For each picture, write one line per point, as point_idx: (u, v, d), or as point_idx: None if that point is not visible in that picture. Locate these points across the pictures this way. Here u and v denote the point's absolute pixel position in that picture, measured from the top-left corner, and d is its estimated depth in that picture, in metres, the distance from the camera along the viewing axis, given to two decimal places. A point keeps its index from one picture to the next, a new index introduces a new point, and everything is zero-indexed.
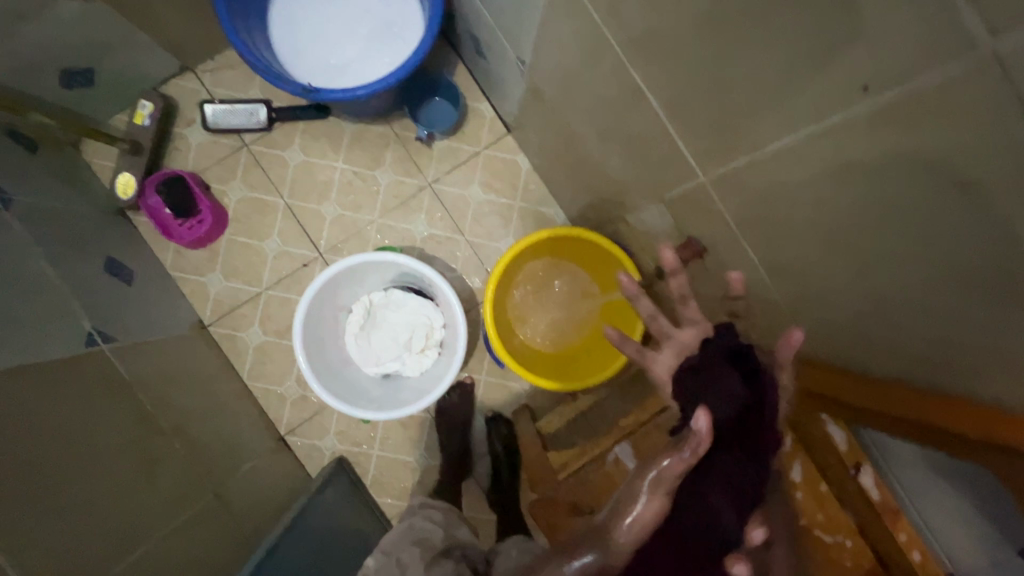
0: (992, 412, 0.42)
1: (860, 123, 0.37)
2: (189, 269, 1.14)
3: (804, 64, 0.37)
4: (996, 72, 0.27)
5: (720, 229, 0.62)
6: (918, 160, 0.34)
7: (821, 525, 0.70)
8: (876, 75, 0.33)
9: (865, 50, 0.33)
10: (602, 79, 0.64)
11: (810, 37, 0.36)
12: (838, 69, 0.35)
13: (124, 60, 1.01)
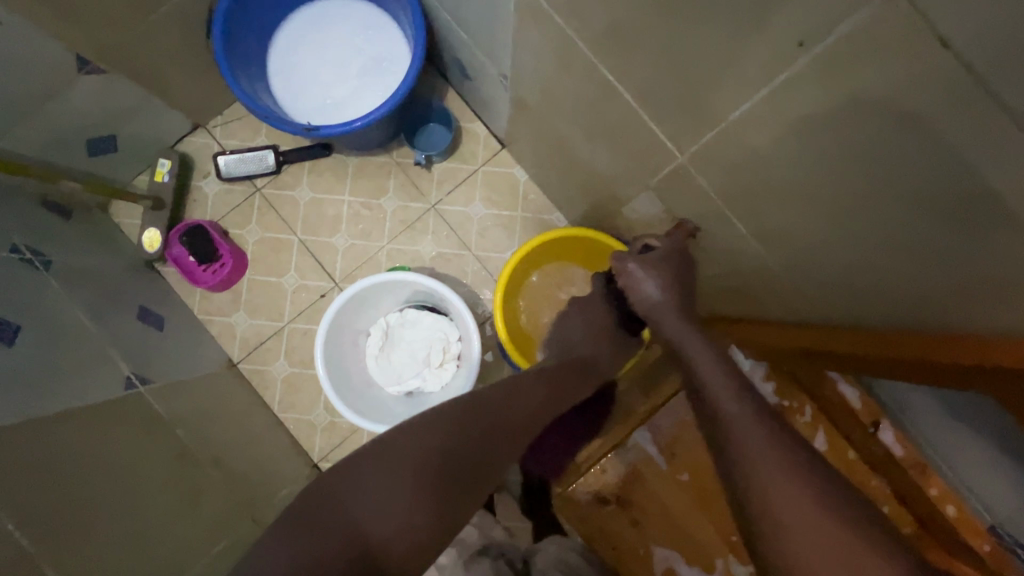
0: (982, 337, 0.43)
1: (805, 76, 0.39)
2: (215, 312, 1.20)
3: (743, 32, 0.40)
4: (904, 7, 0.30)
5: (707, 205, 0.63)
6: (866, 101, 0.36)
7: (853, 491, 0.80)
8: (807, 29, 0.35)
9: (793, 8, 0.35)
10: (575, 79, 0.68)
11: (742, 6, 0.38)
12: (774, 30, 0.38)
13: (141, 125, 1.10)
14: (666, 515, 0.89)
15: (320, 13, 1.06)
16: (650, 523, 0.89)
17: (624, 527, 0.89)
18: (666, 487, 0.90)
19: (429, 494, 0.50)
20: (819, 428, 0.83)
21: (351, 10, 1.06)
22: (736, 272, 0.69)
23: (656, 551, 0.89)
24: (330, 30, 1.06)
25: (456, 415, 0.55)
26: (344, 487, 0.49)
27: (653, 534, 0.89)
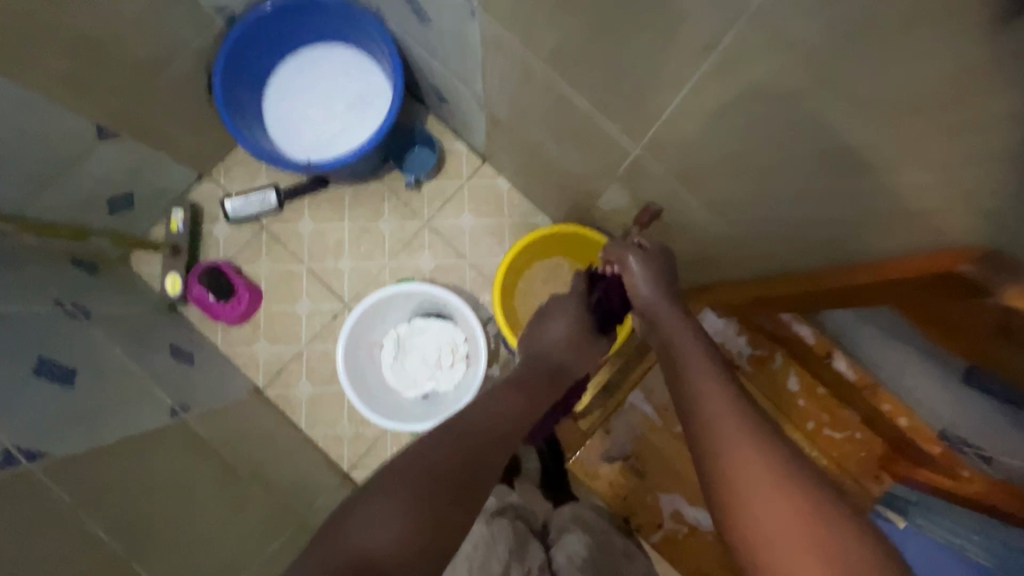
0: (873, 262, 0.52)
1: (708, 78, 0.49)
2: (236, 343, 1.28)
3: (657, 49, 0.51)
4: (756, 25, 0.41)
5: (663, 188, 0.74)
6: (753, 93, 0.47)
7: (826, 422, 0.91)
8: (699, 44, 0.46)
9: (685, 31, 0.46)
10: (540, 94, 0.78)
11: (652, 31, 0.49)
12: (678, 46, 0.48)
13: (153, 181, 1.20)
14: (667, 464, 0.99)
15: (306, 60, 1.17)
16: (654, 473, 0.98)
17: (631, 481, 0.99)
18: (664, 439, 0.99)
19: (432, 506, 0.50)
20: (791, 370, 0.93)
21: (333, 54, 1.17)
22: (698, 242, 0.79)
23: (661, 498, 0.98)
24: (316, 74, 1.17)
25: (450, 436, 0.58)
26: (356, 511, 0.49)
27: (658, 483, 0.98)
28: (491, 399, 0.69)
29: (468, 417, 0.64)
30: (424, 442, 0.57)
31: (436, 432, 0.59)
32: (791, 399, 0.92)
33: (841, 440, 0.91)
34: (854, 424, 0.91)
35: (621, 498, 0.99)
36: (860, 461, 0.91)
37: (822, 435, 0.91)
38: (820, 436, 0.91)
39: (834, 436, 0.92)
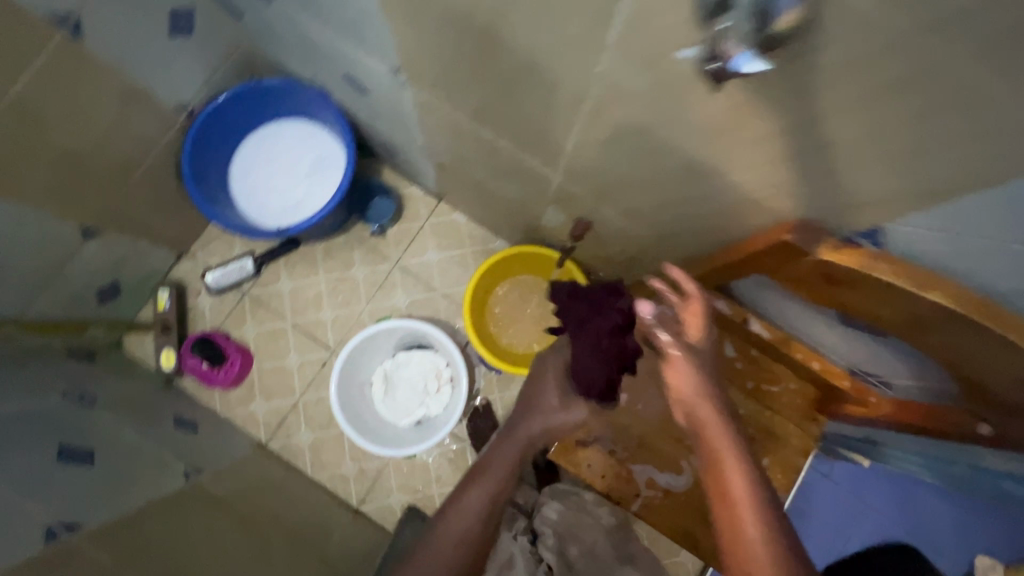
0: (741, 243, 0.64)
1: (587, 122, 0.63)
2: (235, 405, 1.36)
3: (546, 104, 0.64)
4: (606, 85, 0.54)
5: (587, 205, 0.87)
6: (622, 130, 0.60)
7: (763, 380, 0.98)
8: (573, 100, 0.60)
9: (561, 91, 0.60)
10: (471, 142, 0.91)
11: (538, 93, 0.62)
12: (560, 102, 0.62)
13: (136, 268, 1.29)
14: (637, 440, 1.06)
15: (263, 139, 1.29)
16: (626, 450, 1.06)
17: (605, 460, 1.07)
18: (631, 419, 1.05)
19: None
20: (724, 339, 0.97)
21: (288, 126, 1.29)
22: (626, 245, 0.92)
23: (635, 467, 1.06)
24: (275, 149, 1.29)
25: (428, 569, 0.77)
26: None
27: (629, 456, 1.06)
28: (464, 505, 0.81)
29: (440, 538, 0.79)
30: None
31: (417, 560, 0.78)
32: (730, 364, 0.98)
33: (779, 391, 0.98)
34: (787, 376, 0.98)
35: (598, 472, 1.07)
36: (793, 405, 0.99)
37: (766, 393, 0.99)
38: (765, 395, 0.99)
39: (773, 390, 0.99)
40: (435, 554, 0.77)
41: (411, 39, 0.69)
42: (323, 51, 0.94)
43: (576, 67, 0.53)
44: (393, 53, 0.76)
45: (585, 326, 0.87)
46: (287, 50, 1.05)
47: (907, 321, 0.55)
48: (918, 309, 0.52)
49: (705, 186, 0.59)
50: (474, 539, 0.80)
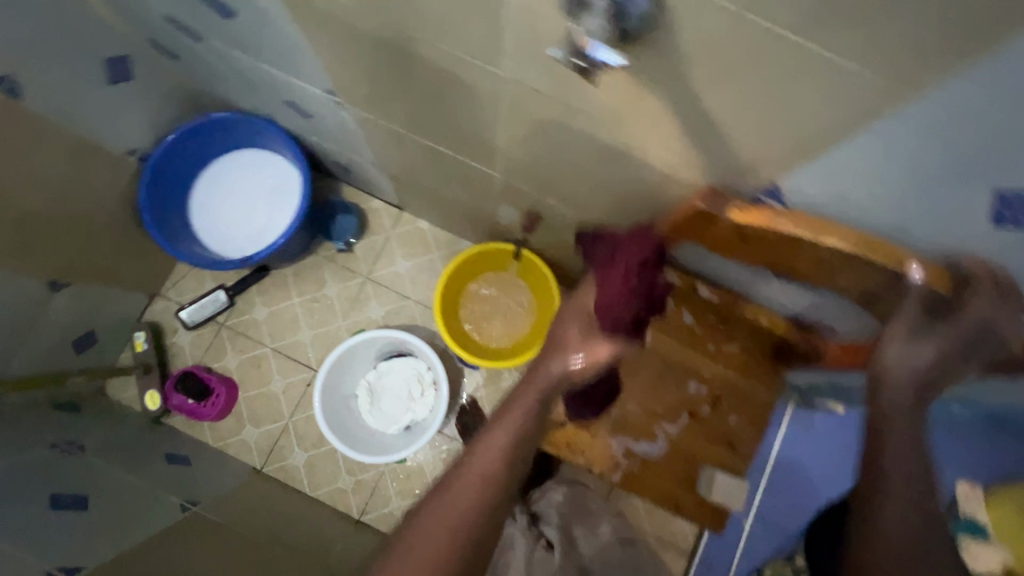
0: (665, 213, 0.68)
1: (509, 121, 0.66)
2: (226, 435, 1.38)
3: (469, 108, 0.67)
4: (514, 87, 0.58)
5: (532, 198, 0.91)
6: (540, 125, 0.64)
7: (721, 341, 1.00)
8: (491, 102, 0.63)
9: (478, 96, 0.63)
10: (414, 151, 0.95)
11: (460, 99, 0.66)
12: (480, 105, 0.65)
13: (110, 315, 1.30)
14: (611, 415, 1.02)
15: (218, 170, 1.30)
16: (601, 427, 1.03)
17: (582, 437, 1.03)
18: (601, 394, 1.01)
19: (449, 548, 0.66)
20: (680, 307, 1.00)
21: (239, 157, 1.31)
22: (576, 231, 0.96)
23: (612, 442, 1.03)
24: (230, 179, 1.31)
25: (446, 517, 0.67)
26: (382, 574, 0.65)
27: (602, 430, 1.03)
28: (483, 454, 0.71)
29: (458, 482, 0.70)
30: (425, 528, 0.67)
31: (433, 511, 0.68)
32: (688, 330, 1.00)
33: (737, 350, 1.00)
34: (744, 334, 1.00)
35: (574, 453, 1.04)
36: (754, 364, 1.00)
37: (722, 351, 1.00)
38: (721, 353, 1.00)
39: (732, 349, 1.00)
40: (455, 497, 0.68)
41: (337, 60, 0.72)
42: (262, 81, 0.97)
43: (488, 71, 0.57)
44: (324, 75, 0.79)
45: (612, 264, 0.73)
46: (228, 83, 1.08)
47: (817, 266, 0.59)
48: (824, 256, 0.56)
49: (626, 166, 0.63)
50: (495, 488, 0.69)
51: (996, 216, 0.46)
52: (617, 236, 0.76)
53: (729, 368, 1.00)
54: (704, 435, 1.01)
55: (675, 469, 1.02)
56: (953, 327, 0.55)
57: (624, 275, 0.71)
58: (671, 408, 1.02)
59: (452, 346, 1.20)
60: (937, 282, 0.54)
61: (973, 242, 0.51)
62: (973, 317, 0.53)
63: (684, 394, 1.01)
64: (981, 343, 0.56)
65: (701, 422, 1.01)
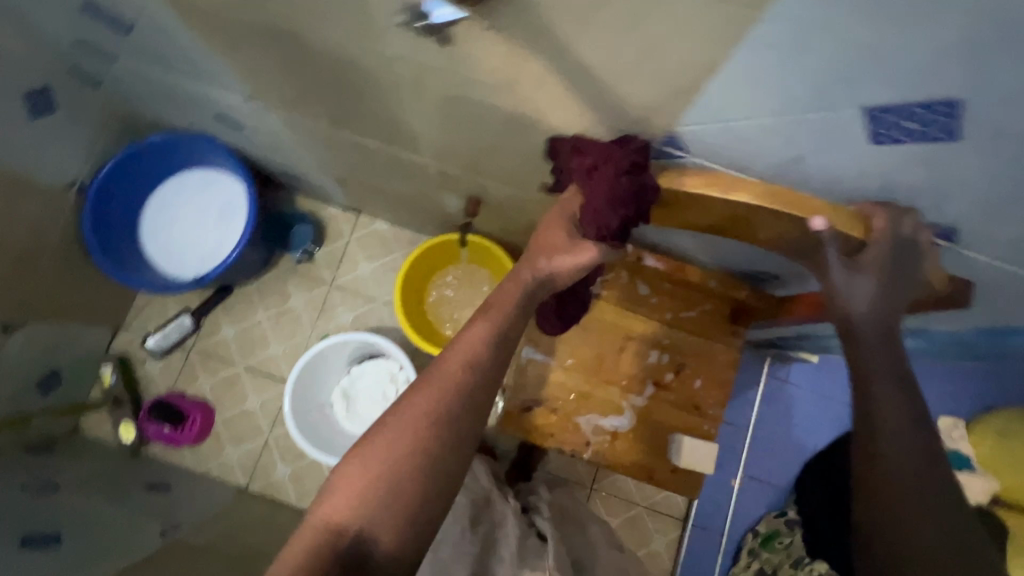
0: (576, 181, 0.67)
1: (416, 105, 0.65)
2: (207, 458, 1.37)
3: (377, 96, 0.67)
4: (406, 69, 0.57)
5: (468, 183, 0.90)
6: (444, 105, 0.63)
7: (679, 308, 1.02)
8: (393, 85, 0.62)
9: (380, 82, 0.62)
10: (346, 148, 0.94)
11: (364, 87, 0.65)
12: (385, 92, 0.65)
13: (72, 352, 1.29)
14: (578, 392, 1.00)
15: (164, 194, 1.29)
16: (568, 405, 1.00)
17: (550, 418, 0.99)
18: (563, 373, 1.00)
19: (428, 439, 0.60)
20: (635, 280, 1.02)
21: (184, 179, 1.29)
22: (518, 210, 0.95)
23: (580, 419, 0.99)
24: (178, 201, 1.29)
25: (426, 402, 0.61)
26: (356, 468, 0.59)
27: (572, 410, 1.00)
28: (467, 341, 0.64)
29: (443, 373, 0.63)
30: (409, 406, 0.62)
31: (412, 397, 0.62)
32: (645, 302, 1.02)
33: (697, 315, 1.02)
34: (700, 299, 1.02)
35: (543, 438, 0.99)
36: (715, 327, 1.02)
37: (680, 318, 1.02)
38: (679, 320, 1.02)
39: (690, 314, 1.02)
40: (439, 378, 0.63)
41: (242, 61, 0.71)
42: (183, 96, 0.95)
43: (378, 53, 0.56)
44: (236, 80, 0.78)
45: (593, 179, 0.57)
46: (155, 103, 1.06)
47: (733, 224, 0.57)
48: (721, 214, 0.54)
49: (537, 134, 0.62)
50: (480, 375, 0.63)
51: (873, 135, 0.42)
52: (587, 140, 0.57)
53: (687, 333, 1.01)
54: (670, 403, 1.00)
55: (644, 440, 0.99)
56: (874, 259, 0.52)
57: (610, 195, 0.56)
58: (635, 380, 1.00)
59: (416, 341, 1.16)
60: (836, 219, 0.50)
61: (864, 164, 0.46)
62: (887, 245, 0.51)
63: (647, 364, 1.00)
64: (904, 269, 0.53)
65: (666, 390, 1.00)
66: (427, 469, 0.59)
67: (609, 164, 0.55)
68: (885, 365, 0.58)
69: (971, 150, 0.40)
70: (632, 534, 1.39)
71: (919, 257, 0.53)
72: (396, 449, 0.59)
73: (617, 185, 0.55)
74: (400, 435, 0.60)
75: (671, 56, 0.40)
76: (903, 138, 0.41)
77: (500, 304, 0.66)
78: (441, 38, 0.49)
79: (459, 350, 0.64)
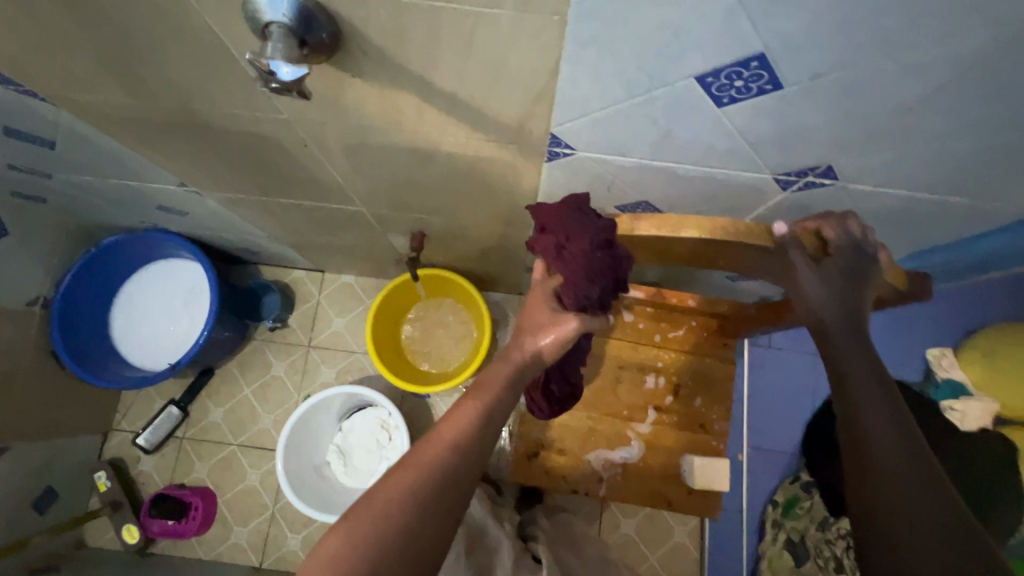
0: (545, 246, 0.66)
1: (328, 160, 0.69)
2: (216, 544, 1.36)
3: (291, 159, 0.71)
4: (305, 129, 0.61)
5: (405, 221, 0.93)
6: (353, 155, 0.66)
7: (667, 330, 0.97)
8: (301, 145, 0.66)
9: (288, 144, 0.66)
10: (284, 213, 0.97)
11: (276, 152, 0.69)
12: (297, 153, 0.68)
13: (64, 466, 1.29)
14: (581, 431, 0.96)
15: (130, 294, 1.32)
16: (574, 444, 0.96)
17: (558, 460, 0.96)
18: (564, 416, 0.97)
19: (425, 518, 0.50)
20: (619, 310, 0.97)
21: (147, 274, 1.33)
22: (460, 237, 0.99)
23: (590, 457, 0.96)
24: (144, 298, 1.32)
25: (417, 473, 0.52)
26: (340, 550, 0.47)
27: (578, 448, 0.96)
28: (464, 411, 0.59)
29: (435, 447, 0.55)
30: (397, 477, 0.52)
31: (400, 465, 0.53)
32: (632, 330, 0.97)
33: (685, 334, 0.96)
34: (686, 318, 0.97)
35: (558, 479, 0.97)
36: (707, 343, 0.96)
37: (669, 339, 0.97)
38: (669, 341, 0.97)
39: (680, 334, 0.97)
40: (431, 449, 0.54)
41: (162, 154, 0.74)
42: (123, 196, 0.99)
43: (274, 119, 0.59)
44: (164, 172, 0.82)
45: (564, 254, 0.63)
46: (101, 208, 1.10)
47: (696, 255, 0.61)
48: (691, 246, 0.58)
49: (442, 162, 0.65)
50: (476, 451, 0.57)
51: (715, 99, 0.45)
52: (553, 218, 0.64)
53: (678, 353, 0.97)
54: (675, 426, 0.96)
55: (655, 468, 0.95)
56: (835, 264, 0.58)
57: (584, 267, 0.62)
58: (636, 408, 0.96)
59: (394, 383, 1.17)
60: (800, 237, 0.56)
61: (723, 129, 0.50)
62: (846, 251, 0.57)
63: (644, 390, 0.96)
64: (861, 280, 0.58)
65: (667, 413, 0.96)
66: (419, 551, 0.49)
67: (581, 239, 0.61)
68: (863, 375, 0.60)
69: (800, 94, 0.44)
70: (653, 532, 1.37)
71: (868, 268, 0.58)
72: (388, 523, 0.49)
73: (590, 258, 0.62)
74: (392, 507, 0.49)
75: (519, 65, 0.44)
76: (739, 94, 0.44)
77: (487, 382, 0.62)
78: (299, 92, 0.45)
79: (452, 423, 0.58)
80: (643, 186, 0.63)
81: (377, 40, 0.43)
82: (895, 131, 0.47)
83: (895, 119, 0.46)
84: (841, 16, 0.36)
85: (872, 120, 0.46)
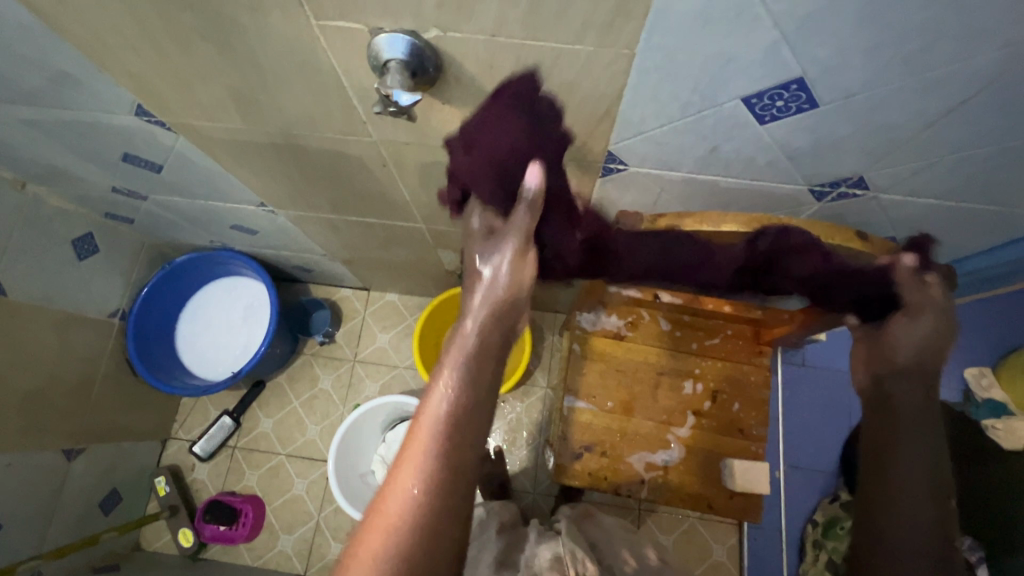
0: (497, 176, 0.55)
1: (402, 178, 0.78)
2: (264, 550, 1.40)
3: (368, 177, 0.79)
4: (388, 149, 0.70)
5: (458, 237, 1.01)
6: (426, 173, 0.75)
7: (702, 338, 1.02)
8: (379, 162, 0.74)
9: (369, 164, 0.75)
10: (347, 230, 1.06)
11: (356, 170, 0.78)
12: (376, 172, 0.77)
13: (128, 469, 1.37)
14: (622, 435, 1.00)
15: (195, 308, 1.43)
16: (616, 446, 1.00)
17: (601, 462, 0.99)
18: (605, 418, 1.01)
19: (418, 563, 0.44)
20: (659, 317, 1.02)
21: (211, 290, 1.43)
22: None
23: (630, 459, 0.99)
24: (208, 312, 1.43)
25: (397, 515, 0.45)
26: None
27: (620, 450, 0.99)
28: (436, 404, 0.50)
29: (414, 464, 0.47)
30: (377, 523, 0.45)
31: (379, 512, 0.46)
32: (670, 336, 1.02)
33: (720, 342, 1.01)
34: (721, 326, 1.02)
35: (600, 481, 0.99)
36: (740, 350, 1.01)
37: (706, 347, 1.01)
38: (707, 349, 1.01)
39: (715, 342, 1.02)
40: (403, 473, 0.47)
41: (253, 174, 0.84)
42: (204, 215, 1.10)
43: (363, 141, 0.69)
44: (249, 192, 0.92)
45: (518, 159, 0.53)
46: (180, 227, 1.21)
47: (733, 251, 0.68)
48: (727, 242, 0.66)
49: None
50: (464, 449, 0.49)
51: (759, 116, 0.52)
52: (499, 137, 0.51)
53: (715, 360, 1.01)
54: (713, 431, 0.99)
55: (696, 470, 0.98)
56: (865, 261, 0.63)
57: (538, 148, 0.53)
58: (675, 412, 1.00)
59: None
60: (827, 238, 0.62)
61: (765, 144, 0.56)
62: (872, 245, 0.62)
63: (683, 396, 1.00)
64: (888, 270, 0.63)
65: (706, 418, 0.99)
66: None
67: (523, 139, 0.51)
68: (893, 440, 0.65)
69: (834, 111, 0.50)
70: (691, 549, 1.36)
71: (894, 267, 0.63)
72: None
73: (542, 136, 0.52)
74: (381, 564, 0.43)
75: (588, 90, 0.51)
76: (780, 113, 0.51)
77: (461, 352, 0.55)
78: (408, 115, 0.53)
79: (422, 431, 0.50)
80: (686, 199, 0.70)
81: (470, 71, 0.51)
82: (923, 143, 0.53)
83: (921, 131, 0.52)
84: (867, 43, 0.43)
85: (900, 132, 0.52)
